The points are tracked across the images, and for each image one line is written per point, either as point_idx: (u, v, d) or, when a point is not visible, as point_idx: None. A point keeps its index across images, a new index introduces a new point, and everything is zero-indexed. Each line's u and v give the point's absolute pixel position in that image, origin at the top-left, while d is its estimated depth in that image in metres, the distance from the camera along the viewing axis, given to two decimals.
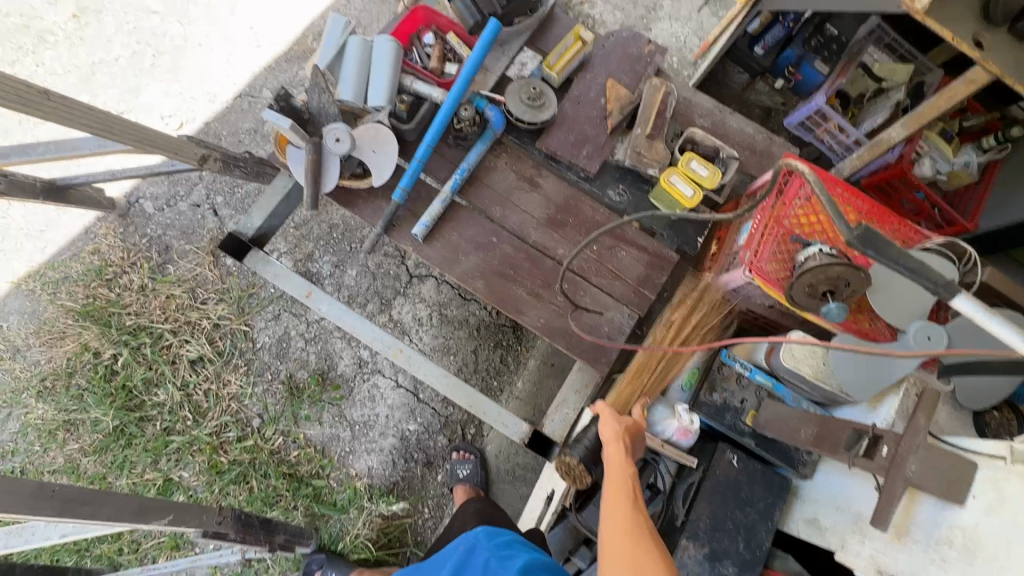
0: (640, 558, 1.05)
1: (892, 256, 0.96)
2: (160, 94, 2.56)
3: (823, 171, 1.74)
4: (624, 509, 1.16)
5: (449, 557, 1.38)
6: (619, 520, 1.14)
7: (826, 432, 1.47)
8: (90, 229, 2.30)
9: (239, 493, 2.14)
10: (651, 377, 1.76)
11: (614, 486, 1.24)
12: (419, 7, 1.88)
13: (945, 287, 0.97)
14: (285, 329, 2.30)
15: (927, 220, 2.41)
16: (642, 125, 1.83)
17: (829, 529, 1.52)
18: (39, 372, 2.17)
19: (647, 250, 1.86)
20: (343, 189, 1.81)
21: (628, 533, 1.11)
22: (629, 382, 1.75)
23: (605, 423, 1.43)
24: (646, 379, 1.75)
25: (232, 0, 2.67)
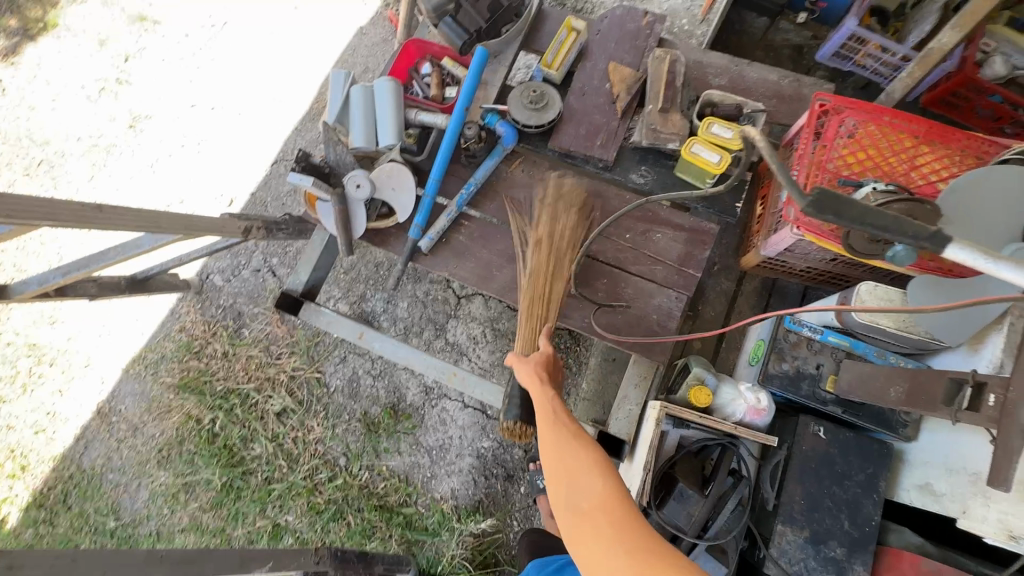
0: (569, 462, 1.13)
1: (853, 217, 0.89)
2: (209, 178, 2.81)
3: (864, 102, 1.59)
4: (549, 431, 1.23)
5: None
6: (547, 441, 1.21)
7: (919, 387, 1.30)
8: (174, 310, 2.57)
9: (339, 530, 2.28)
10: (546, 308, 1.61)
11: (540, 415, 1.31)
12: (410, 41, 1.92)
13: (932, 238, 0.96)
14: (354, 369, 2.42)
15: (1012, 125, 2.10)
16: (653, 100, 1.75)
17: (946, 495, 1.35)
18: (156, 444, 2.44)
19: (684, 227, 1.77)
20: (374, 231, 1.88)
21: (557, 446, 1.18)
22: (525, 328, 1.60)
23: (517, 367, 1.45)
24: (542, 310, 1.61)
25: (252, 76, 2.90)
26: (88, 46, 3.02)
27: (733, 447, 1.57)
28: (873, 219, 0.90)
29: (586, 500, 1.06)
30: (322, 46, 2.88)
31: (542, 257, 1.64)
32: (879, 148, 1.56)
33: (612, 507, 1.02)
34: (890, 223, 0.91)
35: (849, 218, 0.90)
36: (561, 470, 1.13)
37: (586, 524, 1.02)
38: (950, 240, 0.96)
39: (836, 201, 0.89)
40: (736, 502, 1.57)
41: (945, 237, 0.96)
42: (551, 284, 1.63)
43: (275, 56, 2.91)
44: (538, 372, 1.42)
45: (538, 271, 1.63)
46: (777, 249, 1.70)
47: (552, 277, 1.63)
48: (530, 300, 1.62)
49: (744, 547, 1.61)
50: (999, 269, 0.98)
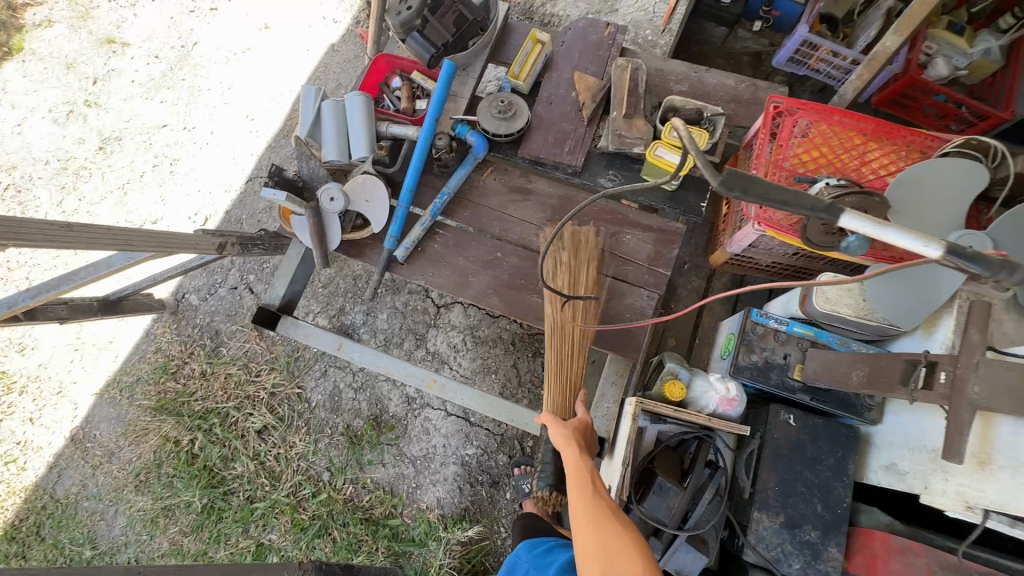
0: (610, 544, 1.17)
1: (762, 194, 0.81)
2: (182, 197, 2.80)
3: (814, 102, 1.68)
4: (588, 505, 1.27)
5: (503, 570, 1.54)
6: (586, 515, 1.25)
7: (879, 370, 1.37)
8: (149, 332, 2.54)
9: (325, 545, 2.25)
10: (576, 368, 1.69)
11: (574, 485, 1.34)
12: (380, 56, 1.98)
13: (826, 209, 0.88)
14: (335, 383, 2.42)
15: (956, 121, 2.22)
16: (617, 107, 1.82)
17: (910, 473, 1.40)
18: (133, 469, 2.39)
19: (652, 228, 1.83)
20: (350, 243, 1.90)
21: (598, 524, 1.22)
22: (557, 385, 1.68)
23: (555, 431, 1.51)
24: (572, 371, 1.68)
25: (224, 95, 2.91)
26: (55, 70, 3.01)
27: (709, 439, 1.62)
28: (776, 195, 0.82)
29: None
30: (294, 64, 2.91)
31: (565, 314, 1.68)
32: (831, 146, 1.64)
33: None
34: (790, 198, 0.84)
35: (757, 196, 0.82)
36: (600, 551, 1.17)
37: None
38: (843, 209, 0.89)
39: (743, 176, 0.80)
40: (714, 492, 1.60)
41: (838, 208, 0.89)
42: (577, 339, 1.69)
43: (247, 75, 2.92)
44: (573, 438, 1.49)
45: (562, 327, 1.69)
46: (742, 246, 1.78)
47: (573, 336, 1.69)
48: (557, 359, 1.69)
49: (724, 537, 1.64)
50: (887, 233, 0.92)
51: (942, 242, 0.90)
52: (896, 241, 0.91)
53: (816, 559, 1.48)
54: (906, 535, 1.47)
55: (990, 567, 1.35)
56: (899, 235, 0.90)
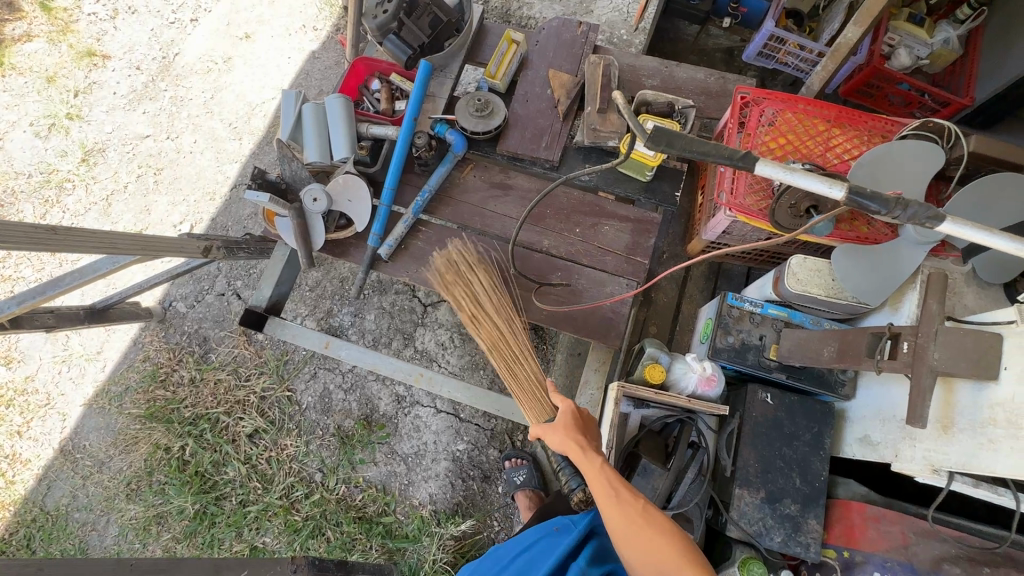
0: (654, 553, 1.16)
1: (683, 146, 1.02)
2: (167, 206, 2.81)
3: (779, 92, 1.74)
4: (619, 516, 1.21)
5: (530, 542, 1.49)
6: (621, 528, 1.21)
7: (848, 344, 1.41)
8: (137, 340, 2.56)
9: (319, 545, 2.26)
10: (527, 369, 1.66)
11: (597, 492, 1.28)
12: (358, 60, 2.02)
13: (742, 159, 1.06)
14: (324, 385, 2.45)
15: (920, 109, 2.30)
16: (591, 102, 1.87)
17: (881, 443, 1.45)
18: (123, 477, 2.39)
19: (630, 218, 1.88)
20: (334, 242, 1.93)
21: (636, 535, 1.18)
22: (523, 396, 1.64)
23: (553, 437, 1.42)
24: (524, 374, 1.65)
25: (207, 105, 2.93)
26: (36, 84, 3.01)
27: (691, 421, 1.67)
28: (696, 147, 1.02)
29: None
30: (276, 72, 2.94)
31: (489, 329, 1.69)
32: (796, 133, 1.71)
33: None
34: (711, 148, 1.03)
35: (680, 148, 1.02)
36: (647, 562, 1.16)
37: None
38: (757, 157, 1.06)
39: (669, 132, 1.00)
40: (697, 472, 1.65)
41: (753, 156, 1.06)
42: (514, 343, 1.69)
43: (229, 85, 2.95)
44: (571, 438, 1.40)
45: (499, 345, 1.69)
46: (716, 233, 1.84)
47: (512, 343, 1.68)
48: (509, 370, 1.67)
49: (710, 516, 1.68)
50: (795, 178, 1.10)
51: (843, 183, 1.07)
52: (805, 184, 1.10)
53: (796, 531, 1.52)
54: (881, 504, 1.52)
55: (960, 530, 1.40)
56: (804, 177, 1.09)
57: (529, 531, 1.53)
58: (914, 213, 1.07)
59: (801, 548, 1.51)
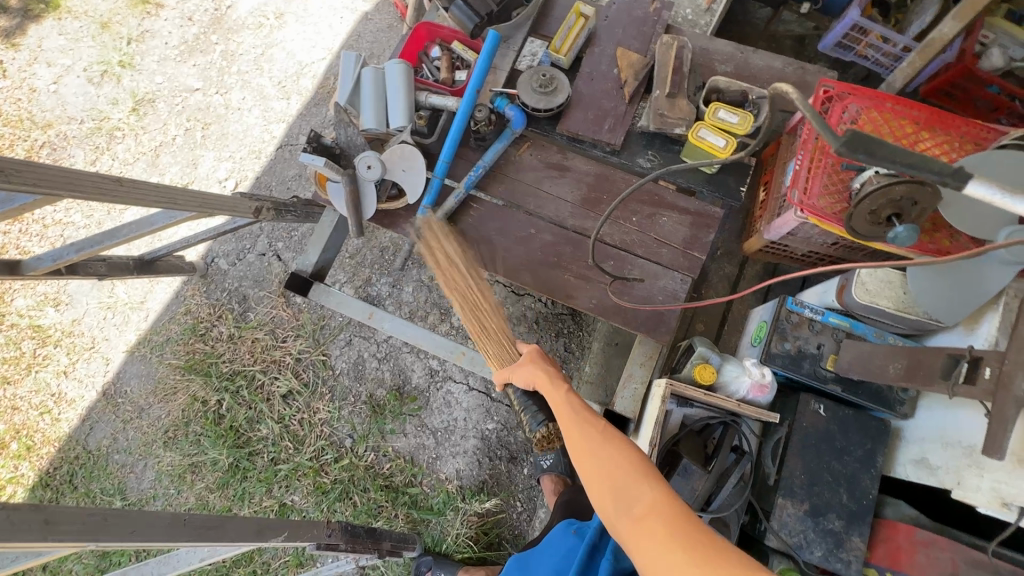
0: (609, 467, 1.12)
1: (887, 155, 0.89)
2: (214, 162, 2.82)
3: (865, 88, 1.63)
4: (576, 434, 1.22)
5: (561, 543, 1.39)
6: (578, 445, 1.21)
7: (918, 363, 1.34)
8: (179, 294, 2.60)
9: (345, 509, 2.30)
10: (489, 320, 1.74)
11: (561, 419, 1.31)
12: (421, 24, 1.95)
13: (952, 175, 0.93)
14: (359, 352, 2.46)
15: (1007, 116, 2.08)
16: (660, 85, 1.78)
17: (942, 468, 1.40)
18: (162, 425, 2.47)
19: (689, 211, 1.81)
20: (384, 213, 1.90)
21: (596, 451, 1.17)
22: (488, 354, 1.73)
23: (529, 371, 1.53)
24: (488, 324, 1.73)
25: (258, 62, 2.90)
26: (91, 29, 3.02)
27: (736, 425, 1.62)
28: (903, 159, 0.89)
29: (634, 504, 1.03)
30: (326, 30, 2.89)
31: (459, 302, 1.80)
32: (880, 133, 1.59)
33: (664, 505, 1.00)
34: (917, 161, 0.90)
35: (881, 158, 0.90)
36: (601, 476, 1.12)
37: (642, 527, 0.98)
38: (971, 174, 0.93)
39: (868, 139, 0.89)
40: (739, 478, 1.61)
41: (966, 173, 0.93)
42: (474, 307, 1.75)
43: (279, 42, 2.91)
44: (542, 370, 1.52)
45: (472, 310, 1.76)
46: (780, 233, 1.75)
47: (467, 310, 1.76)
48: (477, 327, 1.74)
49: (745, 522, 1.66)
50: (1013, 204, 0.96)
51: None
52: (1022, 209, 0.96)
53: (838, 548, 1.48)
54: (931, 529, 1.47)
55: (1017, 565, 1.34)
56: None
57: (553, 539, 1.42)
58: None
59: (841, 565, 1.47)
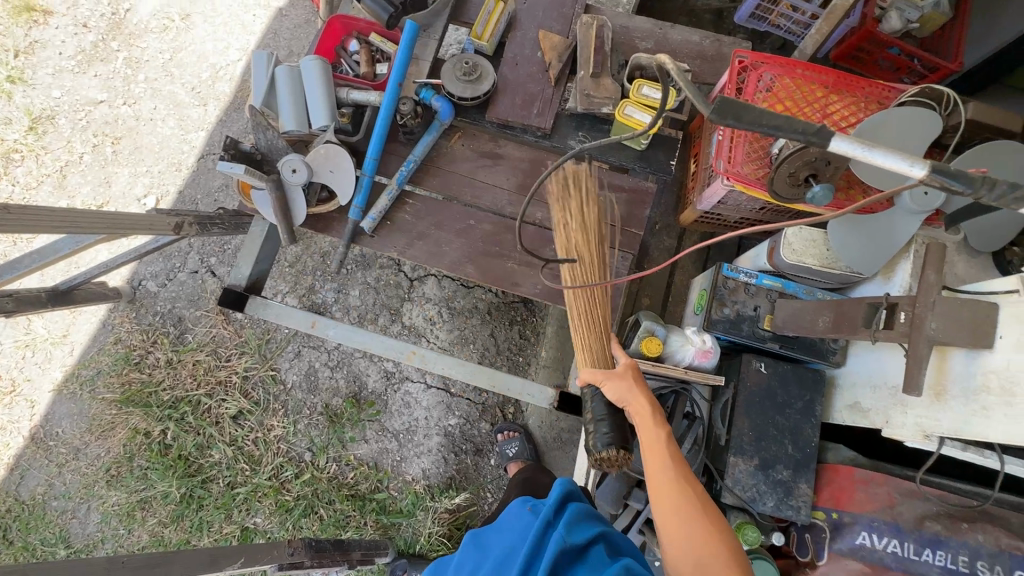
0: (702, 545, 1.07)
1: (751, 120, 0.87)
2: (129, 178, 2.63)
3: (777, 56, 1.69)
4: (673, 493, 1.14)
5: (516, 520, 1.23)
6: (670, 505, 1.13)
7: (843, 314, 1.41)
8: (106, 322, 2.43)
9: (312, 524, 2.24)
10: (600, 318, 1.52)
11: (653, 464, 1.20)
12: (335, 18, 1.89)
13: (816, 133, 0.89)
14: (310, 363, 2.38)
15: (909, 74, 2.20)
16: (584, 66, 1.78)
17: (872, 409, 1.49)
18: (102, 464, 2.32)
19: (624, 189, 1.83)
20: (316, 217, 1.83)
21: (687, 517, 1.11)
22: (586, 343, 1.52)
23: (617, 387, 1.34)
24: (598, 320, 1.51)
25: (168, 67, 2.71)
26: None
27: (685, 391, 1.70)
28: (768, 121, 0.87)
29: None
30: (239, 29, 2.73)
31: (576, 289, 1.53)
32: (794, 99, 1.65)
33: None
34: (782, 123, 0.87)
35: (749, 123, 0.87)
36: (690, 551, 1.07)
37: None
38: (830, 133, 0.88)
39: (736, 103, 0.86)
40: (693, 442, 1.71)
41: (828, 131, 0.88)
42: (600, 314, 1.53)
43: (188, 44, 2.73)
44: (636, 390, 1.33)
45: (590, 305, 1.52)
46: (711, 202, 1.80)
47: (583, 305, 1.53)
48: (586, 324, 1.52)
49: (703, 483, 1.71)
50: (877, 159, 0.91)
51: (925, 160, 0.88)
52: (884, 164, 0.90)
53: (788, 496, 1.56)
54: (869, 467, 1.58)
55: (942, 490, 1.47)
56: (886, 157, 0.89)
57: (505, 514, 1.28)
58: (1002, 194, 0.87)
59: (791, 511, 1.56)
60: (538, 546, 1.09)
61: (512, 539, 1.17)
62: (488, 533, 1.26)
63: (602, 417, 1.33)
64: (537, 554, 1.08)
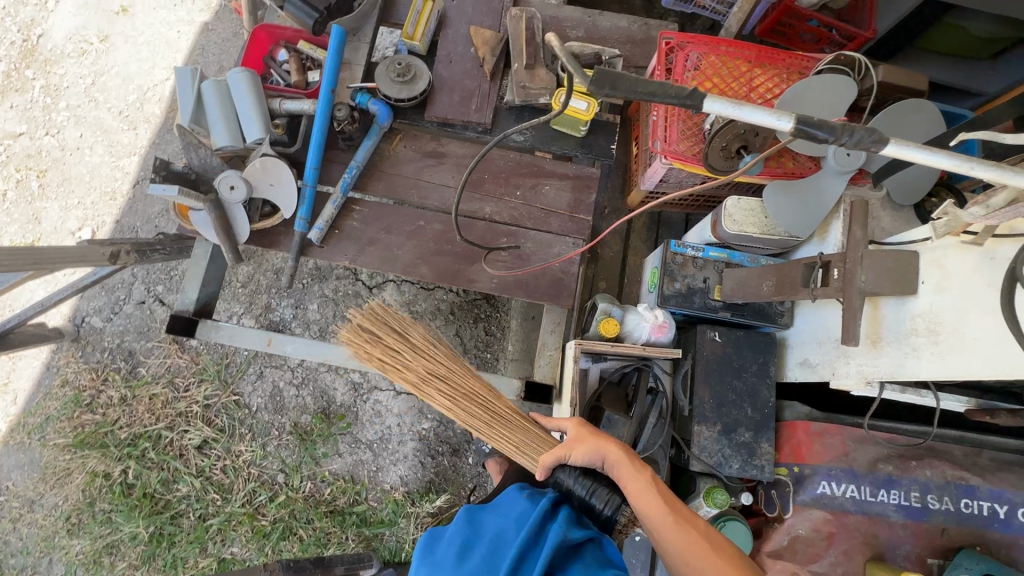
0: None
1: (631, 88, 0.91)
2: (60, 212, 2.50)
3: (700, 35, 1.74)
4: (672, 534, 1.06)
5: (507, 509, 1.21)
6: (675, 547, 1.05)
7: (783, 277, 1.48)
8: (50, 364, 2.32)
9: (292, 546, 2.20)
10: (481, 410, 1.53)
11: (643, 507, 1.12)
12: (259, 28, 1.85)
13: (690, 95, 0.96)
14: (273, 383, 2.32)
15: (830, 45, 2.24)
16: (517, 58, 1.79)
17: (820, 364, 1.57)
18: (61, 513, 2.21)
19: (569, 176, 1.86)
20: (261, 232, 1.79)
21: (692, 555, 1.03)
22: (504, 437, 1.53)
23: (585, 447, 1.25)
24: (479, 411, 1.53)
25: (90, 92, 2.59)
26: None
27: (647, 367, 1.70)
28: (644, 88, 0.91)
29: None
30: (164, 47, 2.63)
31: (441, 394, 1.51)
32: (721, 76, 1.72)
33: None
34: (656, 89, 0.92)
35: (626, 91, 0.91)
36: None
37: None
38: (703, 94, 0.96)
39: (612, 73, 0.90)
40: (658, 417, 1.70)
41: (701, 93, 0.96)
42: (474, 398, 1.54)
43: (110, 67, 2.61)
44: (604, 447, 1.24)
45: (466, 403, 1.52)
46: (653, 182, 1.85)
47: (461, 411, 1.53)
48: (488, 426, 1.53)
49: (673, 454, 1.76)
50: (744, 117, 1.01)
51: (790, 114, 0.99)
52: (753, 119, 1.00)
53: (752, 456, 1.63)
54: (823, 420, 1.66)
55: (891, 432, 1.59)
56: (754, 113, 0.99)
57: (499, 497, 1.27)
58: (860, 139, 0.96)
59: (756, 470, 1.62)
60: (537, 536, 1.09)
61: (510, 520, 1.16)
62: (482, 512, 1.21)
63: (590, 491, 1.24)
64: (533, 544, 1.07)
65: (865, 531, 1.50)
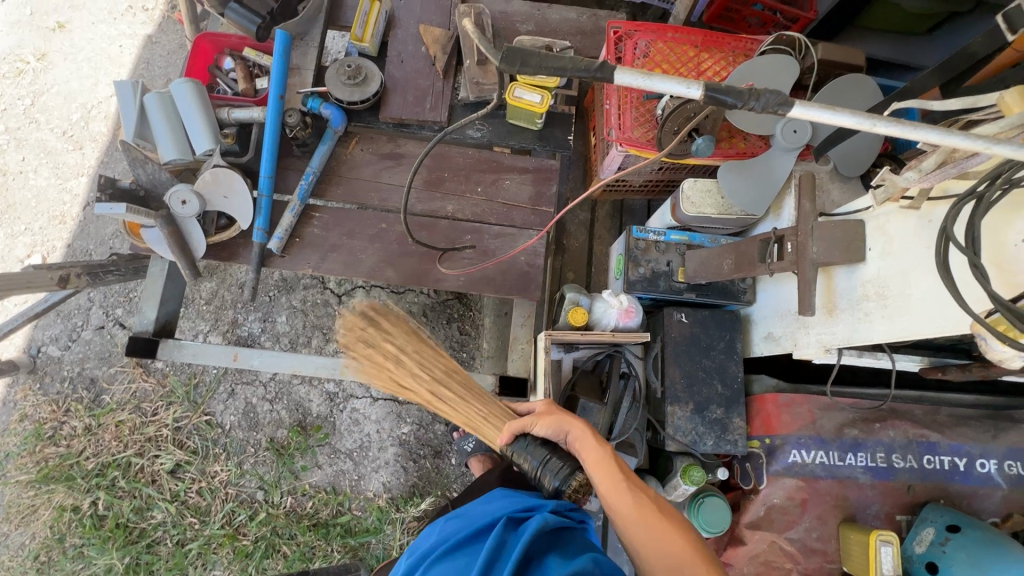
0: (667, 544, 1.06)
1: (537, 64, 0.88)
2: (7, 239, 2.40)
3: (646, 23, 1.77)
4: (630, 503, 1.10)
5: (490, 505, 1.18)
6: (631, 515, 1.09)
7: (741, 255, 1.51)
8: (7, 399, 2.23)
9: (276, 563, 2.16)
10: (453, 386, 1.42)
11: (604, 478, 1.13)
12: (200, 37, 1.80)
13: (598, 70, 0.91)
14: (246, 400, 2.27)
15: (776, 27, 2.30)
16: (469, 54, 1.79)
17: (782, 336, 1.61)
18: (29, 551, 2.13)
19: (528, 169, 1.87)
20: (219, 246, 1.75)
21: (645, 524, 1.09)
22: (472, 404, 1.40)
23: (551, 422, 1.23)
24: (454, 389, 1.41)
25: (31, 113, 2.49)
26: None
27: (619, 353, 1.73)
28: (551, 63, 0.87)
29: None
30: (107, 63, 2.55)
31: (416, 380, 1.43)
32: (670, 61, 1.75)
33: None
34: (564, 64, 0.89)
35: (537, 67, 0.88)
36: (658, 554, 1.06)
37: None
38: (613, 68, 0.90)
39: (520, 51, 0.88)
40: (632, 400, 1.73)
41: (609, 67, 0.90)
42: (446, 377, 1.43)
43: (50, 86, 2.51)
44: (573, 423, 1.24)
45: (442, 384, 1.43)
46: (612, 169, 1.86)
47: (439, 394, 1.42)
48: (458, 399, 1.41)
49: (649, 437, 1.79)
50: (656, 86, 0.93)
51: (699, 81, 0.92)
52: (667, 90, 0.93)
53: (725, 432, 1.66)
54: (789, 390, 1.72)
55: (855, 398, 1.66)
56: (666, 83, 0.93)
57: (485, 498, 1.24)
58: (768, 102, 0.91)
59: (730, 445, 1.65)
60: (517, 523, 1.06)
61: (492, 512, 1.11)
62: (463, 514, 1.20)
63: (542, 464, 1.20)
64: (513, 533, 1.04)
65: (836, 494, 1.54)
